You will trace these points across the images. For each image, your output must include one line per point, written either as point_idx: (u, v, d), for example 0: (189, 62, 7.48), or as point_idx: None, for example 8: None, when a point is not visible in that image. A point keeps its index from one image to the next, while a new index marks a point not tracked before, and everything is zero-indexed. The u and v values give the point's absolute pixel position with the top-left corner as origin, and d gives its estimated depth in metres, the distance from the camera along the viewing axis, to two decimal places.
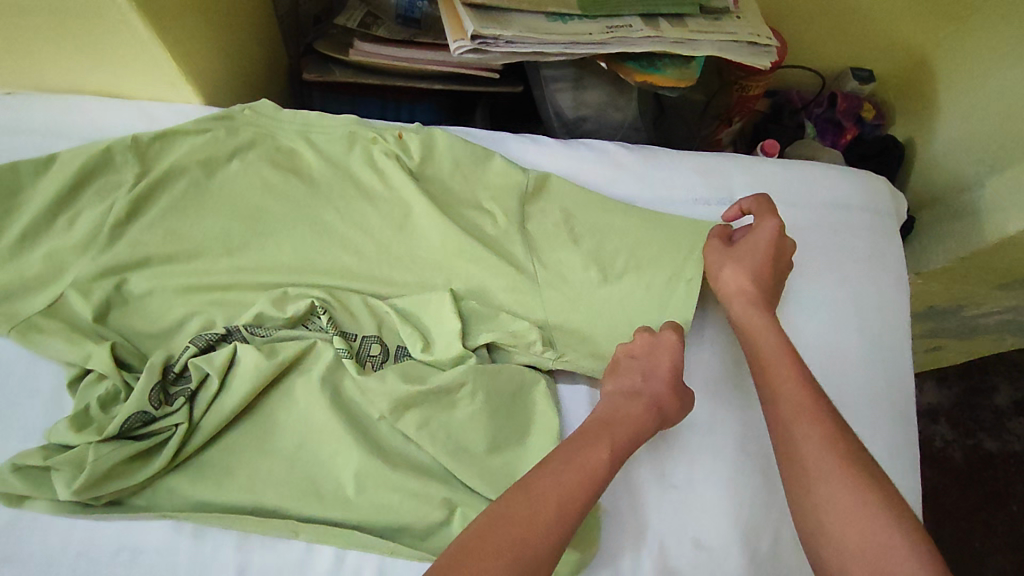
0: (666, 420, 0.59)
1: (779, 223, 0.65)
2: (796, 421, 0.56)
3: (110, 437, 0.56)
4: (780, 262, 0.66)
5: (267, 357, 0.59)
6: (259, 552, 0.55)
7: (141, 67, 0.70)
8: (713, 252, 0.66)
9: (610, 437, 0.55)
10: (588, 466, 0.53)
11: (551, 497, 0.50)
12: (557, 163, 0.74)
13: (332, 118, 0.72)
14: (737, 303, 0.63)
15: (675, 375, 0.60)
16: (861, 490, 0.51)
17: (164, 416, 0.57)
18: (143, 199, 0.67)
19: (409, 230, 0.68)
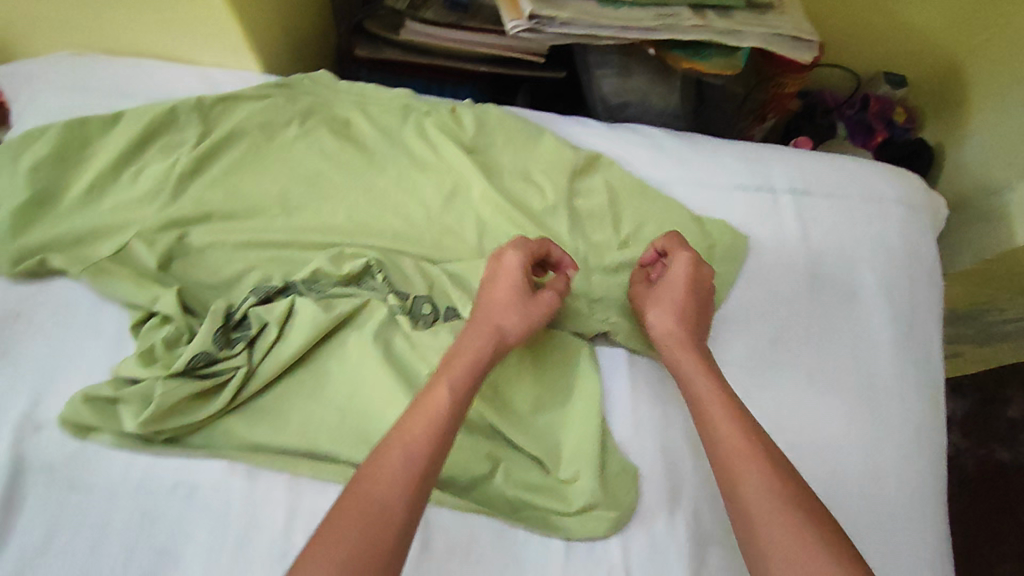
0: (518, 338, 0.59)
1: (692, 256, 0.65)
2: (743, 469, 0.52)
3: (175, 373, 0.58)
4: (701, 291, 0.65)
5: (324, 309, 0.62)
6: (310, 494, 0.59)
7: (207, 29, 0.72)
8: (638, 294, 0.66)
9: (448, 404, 0.52)
10: (422, 446, 0.50)
11: (384, 496, 0.46)
12: (603, 143, 0.76)
13: (388, 91, 0.75)
14: (670, 345, 0.62)
15: (512, 301, 0.60)
16: (801, 530, 0.47)
17: (225, 359, 0.60)
18: (206, 158, 0.70)
19: (458, 202, 0.71)
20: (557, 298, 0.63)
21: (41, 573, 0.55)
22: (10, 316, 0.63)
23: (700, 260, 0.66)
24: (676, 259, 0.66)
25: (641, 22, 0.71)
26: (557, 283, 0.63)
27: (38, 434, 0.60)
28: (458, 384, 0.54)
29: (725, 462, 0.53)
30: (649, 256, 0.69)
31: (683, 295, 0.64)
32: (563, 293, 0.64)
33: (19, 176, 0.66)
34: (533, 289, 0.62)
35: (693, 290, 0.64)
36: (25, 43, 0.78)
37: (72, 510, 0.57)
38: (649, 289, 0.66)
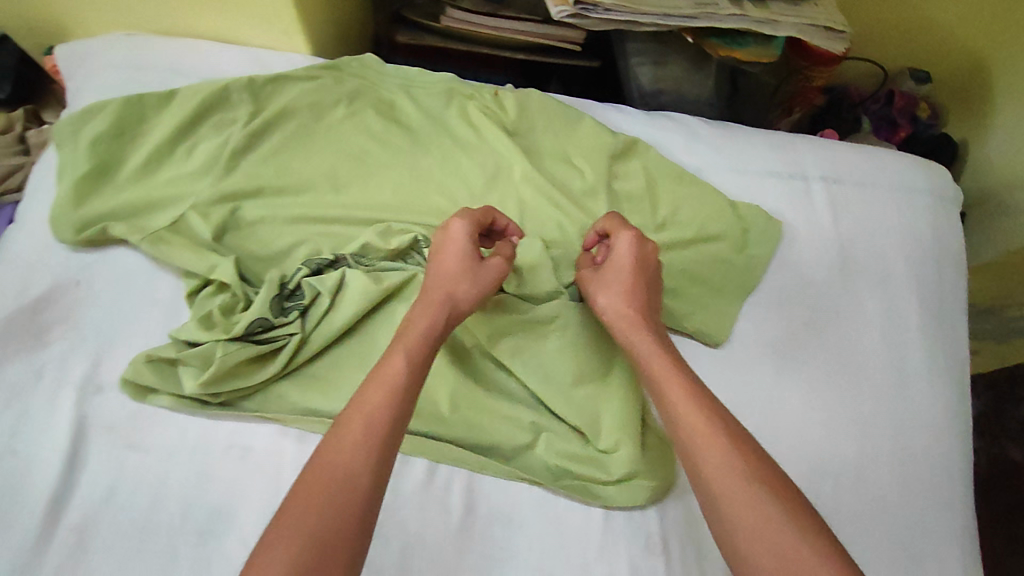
0: (469, 304, 0.60)
1: (634, 233, 0.64)
2: (706, 445, 0.50)
3: (234, 337, 0.60)
4: (649, 268, 0.64)
5: (374, 282, 0.64)
6: None
7: (260, 12, 0.75)
8: (586, 278, 0.65)
9: (404, 372, 0.52)
10: (379, 416, 0.49)
11: (343, 469, 0.46)
12: (640, 128, 0.77)
13: (432, 75, 0.77)
14: (622, 326, 0.61)
15: (456, 276, 0.60)
16: (770, 505, 0.46)
17: (281, 326, 0.62)
18: (257, 136, 0.72)
19: (499, 183, 0.73)
20: (505, 265, 0.64)
21: (106, 525, 0.58)
22: (73, 283, 0.66)
23: (643, 237, 0.65)
24: (618, 238, 0.65)
25: (678, 10, 0.73)
26: (506, 249, 0.64)
27: (100, 395, 0.62)
28: (412, 353, 0.53)
29: (690, 440, 0.51)
30: (593, 240, 0.68)
31: (630, 274, 0.63)
32: (511, 261, 0.65)
33: (81, 150, 0.69)
34: (481, 256, 0.62)
35: (640, 267, 0.63)
36: (83, 23, 0.80)
37: (133, 468, 0.60)
38: (595, 272, 0.65)
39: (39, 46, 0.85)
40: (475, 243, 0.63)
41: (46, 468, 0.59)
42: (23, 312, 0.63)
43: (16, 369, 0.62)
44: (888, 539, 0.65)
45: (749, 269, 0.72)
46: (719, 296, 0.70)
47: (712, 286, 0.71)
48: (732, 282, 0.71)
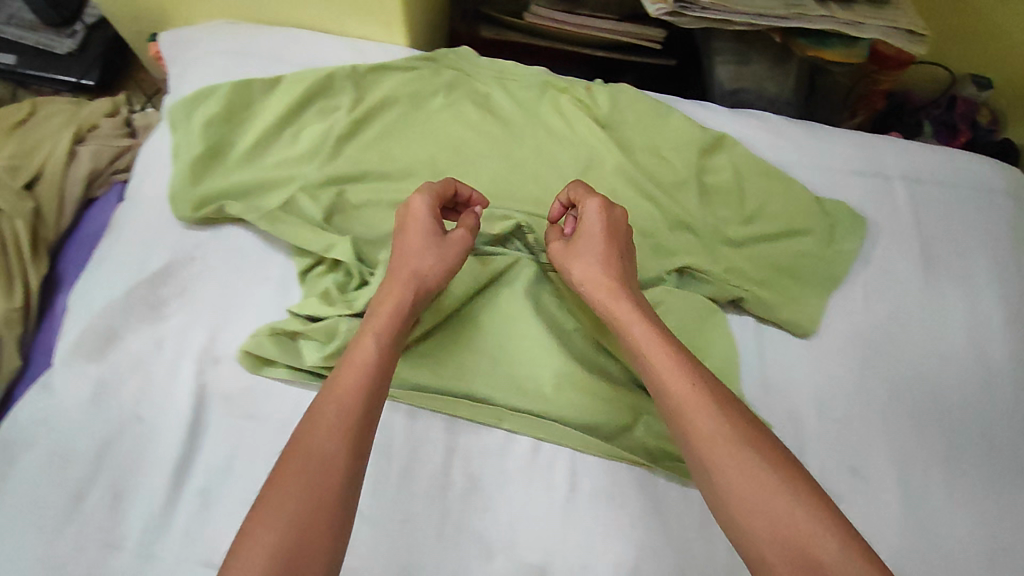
0: (437, 278, 0.61)
1: (601, 200, 0.65)
2: (690, 417, 0.51)
3: (357, 312, 0.64)
4: (620, 235, 0.65)
5: (482, 265, 0.68)
6: (465, 434, 0.65)
7: (365, 4, 0.77)
8: (558, 249, 0.65)
9: (375, 355, 0.54)
10: (354, 395, 0.51)
11: (322, 446, 0.48)
12: (726, 125, 0.80)
13: (526, 68, 0.79)
14: (601, 295, 0.61)
15: (421, 247, 0.62)
16: (748, 465, 0.48)
17: None
18: (360, 123, 0.75)
19: (592, 173, 0.75)
20: (470, 235, 0.65)
21: (227, 489, 0.61)
22: (187, 257, 0.69)
23: (612, 204, 0.66)
24: (586, 207, 0.65)
25: (768, 11, 0.75)
26: (467, 219, 0.65)
27: (217, 365, 0.66)
28: (384, 335, 0.56)
29: (673, 414, 0.52)
30: (559, 212, 0.69)
31: (602, 247, 0.63)
32: (475, 231, 0.66)
33: (195, 131, 0.71)
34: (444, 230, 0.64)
35: (611, 237, 0.64)
36: (188, 11, 0.83)
37: (251, 437, 0.63)
38: (566, 244, 0.65)
39: (140, 32, 0.87)
40: (438, 218, 0.64)
41: (170, 434, 0.63)
42: (144, 284, 0.67)
43: (138, 340, 0.66)
44: (982, 531, 0.66)
45: (835, 264, 0.74)
46: (807, 287, 0.72)
47: (799, 278, 0.73)
48: (819, 275, 0.73)
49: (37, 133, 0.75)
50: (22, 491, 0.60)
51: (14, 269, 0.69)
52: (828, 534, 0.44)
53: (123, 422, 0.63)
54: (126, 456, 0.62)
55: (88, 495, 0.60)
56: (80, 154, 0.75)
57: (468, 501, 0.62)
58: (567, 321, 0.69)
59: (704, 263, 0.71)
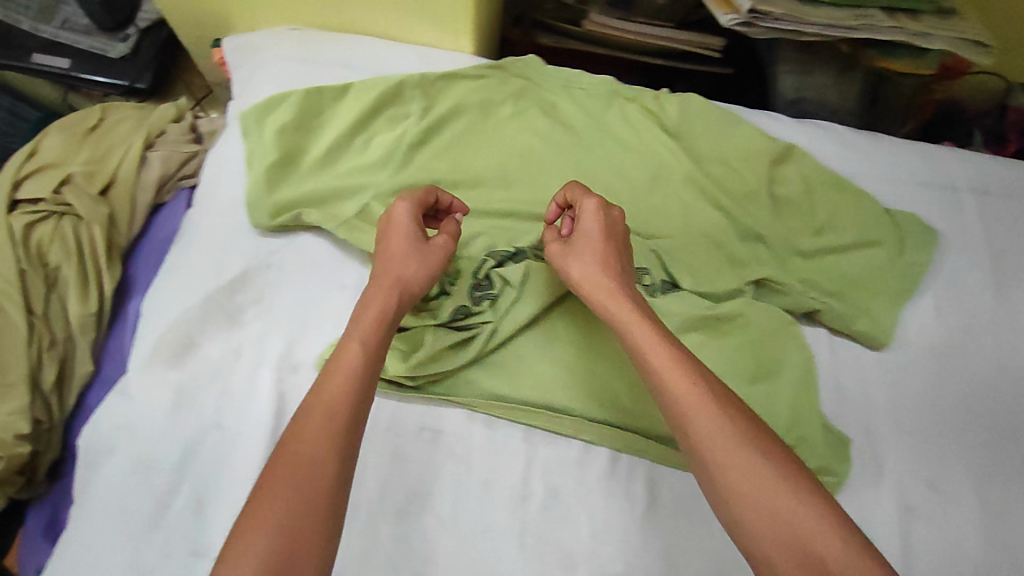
0: (422, 284, 0.61)
1: (599, 200, 0.63)
2: (694, 420, 0.49)
3: (440, 322, 0.66)
4: (618, 236, 0.63)
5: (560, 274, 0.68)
6: (543, 446, 0.65)
7: (434, 12, 0.77)
8: (556, 251, 0.63)
9: (362, 357, 0.53)
10: (342, 399, 0.50)
11: (310, 452, 0.47)
12: (795, 134, 0.79)
13: (593, 77, 0.79)
14: (600, 296, 0.59)
15: (403, 250, 0.61)
16: (754, 469, 0.46)
17: (477, 313, 0.66)
18: (430, 131, 0.75)
19: (662, 183, 0.75)
20: (452, 242, 0.64)
21: None
22: (264, 266, 0.69)
23: (609, 205, 0.64)
24: (584, 209, 0.64)
25: (839, 21, 0.74)
26: (448, 227, 0.64)
27: (296, 374, 0.66)
28: (371, 336, 0.54)
29: (675, 417, 0.50)
30: (555, 213, 0.67)
31: (600, 246, 0.61)
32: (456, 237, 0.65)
33: (268, 138, 0.71)
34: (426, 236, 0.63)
35: (608, 238, 0.62)
36: (251, 17, 0.83)
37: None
38: (563, 245, 0.63)
39: (200, 39, 0.87)
40: (419, 226, 0.64)
41: (249, 444, 0.63)
42: (221, 292, 0.67)
43: (217, 345, 0.66)
44: None
45: (906, 276, 0.73)
46: (880, 300, 0.72)
47: (872, 290, 0.72)
48: (891, 287, 0.73)
49: (109, 138, 0.75)
50: (109, 496, 0.61)
51: (90, 275, 0.69)
52: (837, 535, 0.43)
53: (204, 427, 0.64)
54: (208, 463, 0.62)
55: (172, 502, 0.61)
56: (150, 159, 0.74)
57: (548, 514, 0.62)
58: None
59: (778, 274, 0.71)
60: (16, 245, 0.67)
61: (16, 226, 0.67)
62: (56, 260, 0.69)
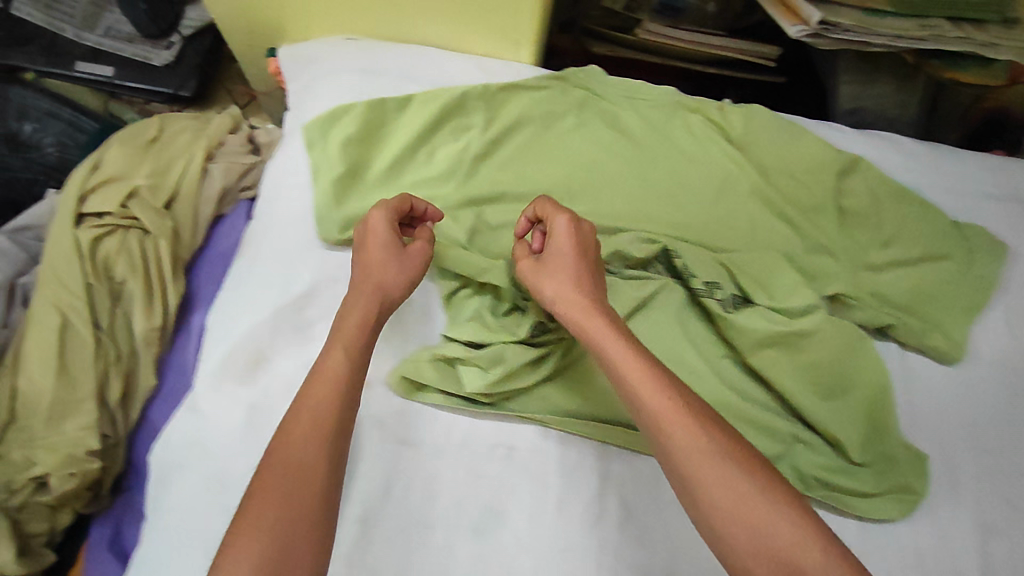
0: (402, 292, 0.62)
1: (570, 216, 0.62)
2: (675, 436, 0.49)
3: (520, 339, 0.66)
4: (589, 250, 0.62)
5: (635, 290, 0.68)
6: (617, 462, 0.65)
7: (497, 23, 0.77)
8: (528, 267, 0.62)
9: (344, 368, 0.55)
10: (326, 410, 0.53)
11: (297, 461, 0.50)
12: (861, 147, 0.79)
13: (654, 89, 0.79)
14: (576, 314, 0.58)
15: (379, 260, 0.61)
16: (733, 483, 0.47)
17: (552, 329, 0.66)
18: (494, 143, 0.74)
19: (728, 196, 0.75)
20: (429, 246, 0.65)
21: (384, 515, 0.62)
22: (332, 280, 0.68)
23: (579, 220, 0.63)
24: (554, 224, 0.62)
25: (906, 32, 0.74)
26: (424, 232, 0.64)
27: (369, 390, 0.66)
28: (351, 348, 0.56)
29: (655, 433, 0.50)
30: (525, 226, 0.66)
31: (576, 262, 0.60)
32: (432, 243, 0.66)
33: (334, 150, 0.70)
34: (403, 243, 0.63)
35: (581, 253, 0.61)
36: (306, 27, 0.82)
37: (406, 461, 0.64)
38: (535, 262, 0.62)
39: (251, 47, 0.86)
40: (396, 231, 0.64)
41: None
42: (289, 307, 0.66)
43: (286, 361, 0.66)
44: None
45: (976, 290, 0.73)
46: (950, 314, 0.71)
47: (941, 304, 0.72)
48: (960, 301, 0.72)
49: (170, 149, 0.74)
50: (181, 514, 0.60)
51: (155, 288, 0.68)
52: (814, 543, 0.44)
53: None
54: None
55: None
56: (213, 170, 0.73)
57: (625, 532, 0.62)
58: (717, 346, 0.68)
59: (849, 289, 0.71)
60: (84, 259, 0.67)
61: (84, 240, 0.67)
62: (121, 274, 0.68)
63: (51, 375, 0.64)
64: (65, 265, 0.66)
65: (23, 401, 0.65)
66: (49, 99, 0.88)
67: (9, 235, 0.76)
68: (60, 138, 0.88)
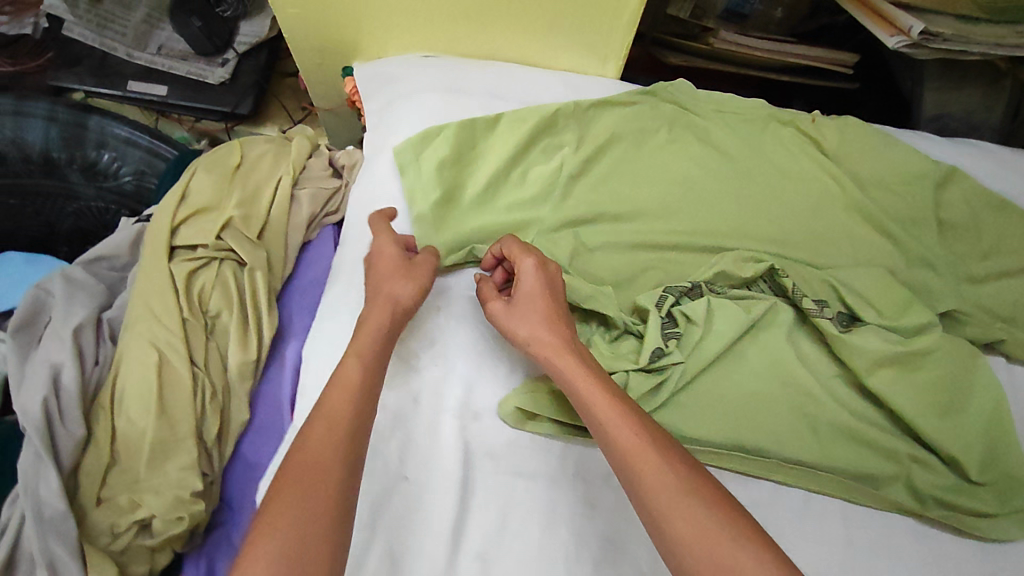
0: (416, 300, 0.59)
1: (536, 258, 0.61)
2: (642, 471, 0.47)
3: (641, 366, 0.63)
4: (558, 291, 0.61)
5: (745, 311, 0.67)
6: (734, 485, 0.66)
7: (587, 39, 0.77)
8: (497, 310, 0.61)
9: (362, 373, 0.52)
10: (343, 417, 0.49)
11: (318, 459, 0.46)
12: (955, 156, 0.79)
13: (743, 103, 0.79)
14: (547, 356, 0.57)
15: (394, 268, 0.60)
16: (703, 519, 0.43)
17: (668, 354, 0.64)
18: (589, 161, 0.73)
19: (824, 210, 0.74)
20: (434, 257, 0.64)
21: (503, 550, 0.60)
22: (435, 308, 0.68)
23: (545, 260, 0.62)
24: (522, 266, 0.62)
25: (1003, 39, 0.73)
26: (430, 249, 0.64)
27: (478, 421, 0.65)
28: (366, 354, 0.53)
29: (622, 466, 0.48)
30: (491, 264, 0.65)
31: (543, 302, 0.59)
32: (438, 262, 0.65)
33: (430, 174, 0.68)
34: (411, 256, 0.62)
35: (549, 293, 0.61)
36: (382, 43, 0.80)
37: (522, 492, 0.63)
38: (507, 304, 0.61)
39: (320, 65, 0.83)
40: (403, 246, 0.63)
41: (440, 492, 0.62)
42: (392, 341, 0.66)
43: (395, 394, 0.65)
44: None
45: None
46: None
47: None
48: None
49: (255, 177, 0.71)
50: None
51: (251, 320, 0.66)
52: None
53: (390, 480, 0.62)
54: (401, 514, 0.61)
55: (366, 561, 0.58)
56: (300, 198, 0.72)
57: None
58: (830, 366, 0.69)
59: (955, 305, 0.71)
60: (178, 293, 0.65)
61: (179, 273, 0.65)
62: (216, 308, 0.66)
63: (151, 417, 0.61)
64: (158, 300, 0.64)
65: (123, 443, 0.62)
66: (128, 127, 0.87)
67: (85, 266, 0.74)
68: (139, 167, 0.88)
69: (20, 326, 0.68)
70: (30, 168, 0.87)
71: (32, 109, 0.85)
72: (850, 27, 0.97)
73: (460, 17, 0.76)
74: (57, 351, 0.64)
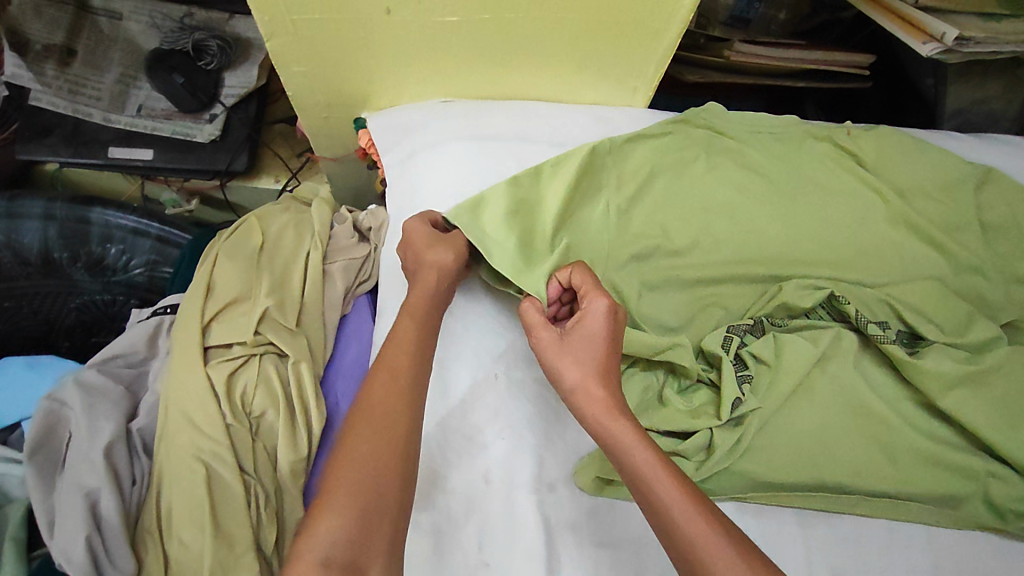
0: (457, 263, 0.61)
1: (608, 300, 0.54)
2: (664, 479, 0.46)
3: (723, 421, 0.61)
4: (619, 342, 0.55)
5: (814, 345, 0.65)
6: (819, 526, 0.63)
7: (613, 71, 0.75)
8: (545, 339, 0.55)
9: (416, 331, 0.55)
10: (406, 367, 0.52)
11: (388, 406, 0.49)
12: (981, 153, 0.81)
13: (773, 121, 0.78)
14: (592, 413, 0.51)
15: (432, 234, 0.61)
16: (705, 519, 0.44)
17: (744, 401, 0.62)
18: (632, 200, 0.70)
19: (872, 226, 0.72)
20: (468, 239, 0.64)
21: None
22: (492, 377, 0.65)
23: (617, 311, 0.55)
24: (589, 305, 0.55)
25: None
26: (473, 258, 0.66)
27: (554, 494, 0.61)
28: (418, 312, 0.56)
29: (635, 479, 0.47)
30: (555, 292, 0.60)
31: (598, 354, 0.53)
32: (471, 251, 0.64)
33: (488, 226, 0.62)
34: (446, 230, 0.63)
35: (610, 345, 0.54)
36: (395, 93, 0.75)
37: (609, 566, 0.59)
38: (555, 336, 0.55)
39: (327, 118, 0.78)
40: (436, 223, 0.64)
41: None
42: (455, 418, 0.63)
43: (463, 476, 0.61)
44: None
45: None
46: None
47: None
48: None
49: (280, 258, 0.68)
50: None
51: (299, 415, 0.61)
52: None
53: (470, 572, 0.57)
54: None
55: None
56: (333, 273, 0.69)
57: None
58: (899, 390, 0.67)
59: (1009, 309, 0.70)
60: (221, 400, 0.60)
61: (218, 378, 0.61)
62: (260, 408, 0.61)
63: (207, 538, 0.55)
64: (198, 408, 0.59)
65: (177, 569, 0.56)
66: (132, 218, 0.86)
67: (98, 368, 0.67)
68: (149, 258, 0.87)
69: (36, 446, 0.61)
70: (30, 270, 0.86)
71: (25, 208, 0.85)
72: (856, 23, 0.97)
73: (479, 60, 0.71)
74: (89, 475, 0.58)
